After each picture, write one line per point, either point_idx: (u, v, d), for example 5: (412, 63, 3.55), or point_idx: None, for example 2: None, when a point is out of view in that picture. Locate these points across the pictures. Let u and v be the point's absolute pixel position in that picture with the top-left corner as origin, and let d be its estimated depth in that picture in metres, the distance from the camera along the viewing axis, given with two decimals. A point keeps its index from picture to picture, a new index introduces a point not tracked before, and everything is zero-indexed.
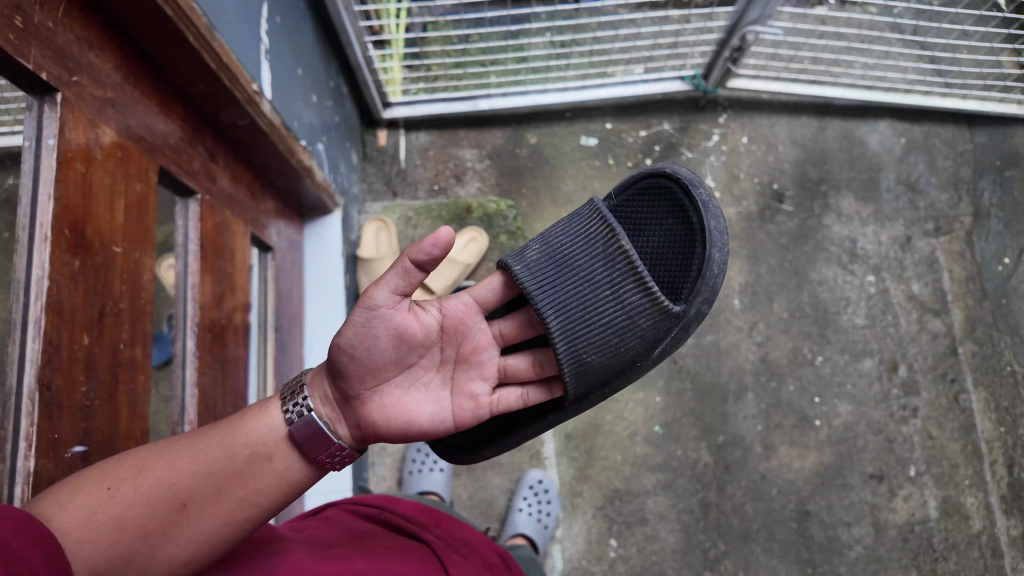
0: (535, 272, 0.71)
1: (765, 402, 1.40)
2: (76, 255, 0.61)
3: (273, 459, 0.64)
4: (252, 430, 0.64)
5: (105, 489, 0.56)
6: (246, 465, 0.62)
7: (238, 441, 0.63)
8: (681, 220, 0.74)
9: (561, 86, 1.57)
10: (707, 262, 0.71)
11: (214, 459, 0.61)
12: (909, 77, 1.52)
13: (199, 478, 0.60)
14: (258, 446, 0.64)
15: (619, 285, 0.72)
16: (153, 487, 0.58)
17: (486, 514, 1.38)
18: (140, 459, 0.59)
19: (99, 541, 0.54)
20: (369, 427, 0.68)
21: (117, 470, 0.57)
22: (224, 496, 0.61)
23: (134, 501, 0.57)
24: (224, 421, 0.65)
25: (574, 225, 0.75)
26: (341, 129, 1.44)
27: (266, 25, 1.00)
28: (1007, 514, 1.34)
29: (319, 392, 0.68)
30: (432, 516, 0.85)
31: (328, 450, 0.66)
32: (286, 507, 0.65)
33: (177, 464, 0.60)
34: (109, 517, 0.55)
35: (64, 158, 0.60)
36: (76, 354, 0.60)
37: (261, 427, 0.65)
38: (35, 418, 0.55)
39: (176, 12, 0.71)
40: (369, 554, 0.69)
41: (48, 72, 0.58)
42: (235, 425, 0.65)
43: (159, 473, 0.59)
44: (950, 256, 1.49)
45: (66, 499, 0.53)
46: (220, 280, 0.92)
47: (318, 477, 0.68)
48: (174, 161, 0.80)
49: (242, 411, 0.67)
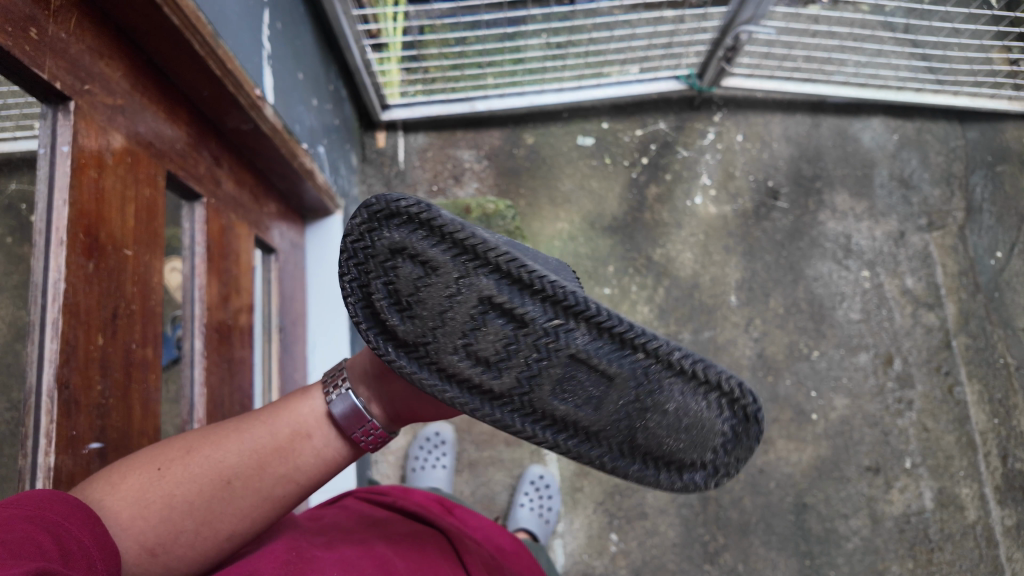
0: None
1: (762, 397, 1.42)
2: (90, 258, 0.62)
3: (313, 437, 0.65)
4: (294, 410, 0.65)
5: (155, 469, 0.60)
6: (287, 443, 0.63)
7: (281, 421, 0.64)
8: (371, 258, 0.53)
9: (557, 87, 1.60)
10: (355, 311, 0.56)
11: (257, 438, 0.63)
12: (901, 74, 1.54)
13: (241, 457, 0.62)
14: (300, 423, 0.64)
15: None
16: (199, 467, 0.61)
17: (489, 509, 1.40)
18: (190, 441, 0.63)
19: (149, 518, 0.58)
20: (400, 405, 0.66)
21: (167, 451, 0.61)
22: (265, 473, 0.62)
23: (181, 479, 0.60)
24: (273, 404, 0.66)
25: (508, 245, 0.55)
26: (341, 132, 1.46)
27: (268, 31, 1.02)
28: (1002, 504, 1.36)
29: (358, 368, 0.65)
30: (445, 504, 0.88)
31: (363, 427, 0.64)
32: (326, 482, 0.66)
33: (222, 444, 0.62)
34: (158, 495, 0.59)
35: (78, 164, 0.62)
36: (92, 353, 0.62)
37: (304, 405, 0.65)
38: (54, 416, 0.57)
39: (183, 22, 0.73)
40: (387, 538, 0.71)
41: (62, 82, 0.60)
42: (281, 404, 0.66)
43: (206, 454, 0.62)
44: (942, 251, 1.51)
45: (118, 479, 0.58)
46: (225, 282, 0.94)
47: (357, 454, 0.67)
48: (181, 166, 0.82)
49: (291, 393, 0.68)
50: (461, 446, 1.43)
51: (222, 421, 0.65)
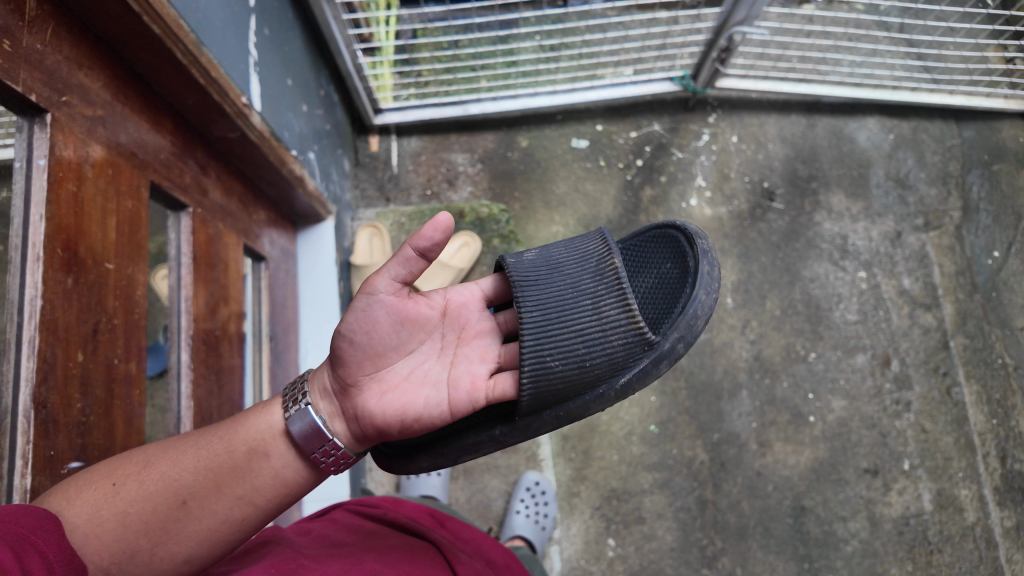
0: (519, 261, 0.73)
1: (759, 399, 1.41)
2: (69, 274, 0.61)
3: (271, 458, 0.65)
4: (252, 427, 0.66)
5: (110, 485, 0.58)
6: (243, 461, 0.64)
7: (238, 438, 0.65)
8: (670, 247, 0.76)
9: (551, 89, 1.58)
10: (702, 256, 0.72)
11: (213, 456, 0.63)
12: (896, 73, 1.52)
13: (199, 475, 0.62)
14: (257, 441, 0.65)
15: (602, 300, 0.71)
16: (155, 484, 0.60)
17: (484, 516, 1.40)
18: (146, 456, 0.62)
19: (104, 537, 0.57)
20: (363, 417, 0.67)
21: (123, 466, 0.60)
22: (222, 494, 0.62)
23: (138, 496, 0.59)
24: (225, 420, 0.67)
25: (575, 243, 0.77)
26: (332, 137, 1.44)
27: (255, 38, 1.01)
28: (1001, 505, 1.35)
29: (319, 384, 0.70)
30: (437, 516, 0.87)
31: (323, 447, 0.66)
32: (284, 504, 0.66)
33: (178, 462, 0.62)
34: (112, 512, 0.58)
35: (55, 177, 0.61)
36: (71, 371, 0.61)
37: (261, 423, 0.66)
38: (30, 436, 0.56)
39: (164, 30, 0.72)
40: (376, 551, 0.70)
41: (37, 94, 0.59)
42: (237, 421, 0.67)
43: (162, 470, 0.61)
44: (940, 250, 1.50)
45: (73, 493, 0.56)
46: (213, 291, 0.93)
47: (317, 478, 0.68)
48: (165, 176, 0.81)
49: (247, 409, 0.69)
50: None
51: (176, 437, 0.65)
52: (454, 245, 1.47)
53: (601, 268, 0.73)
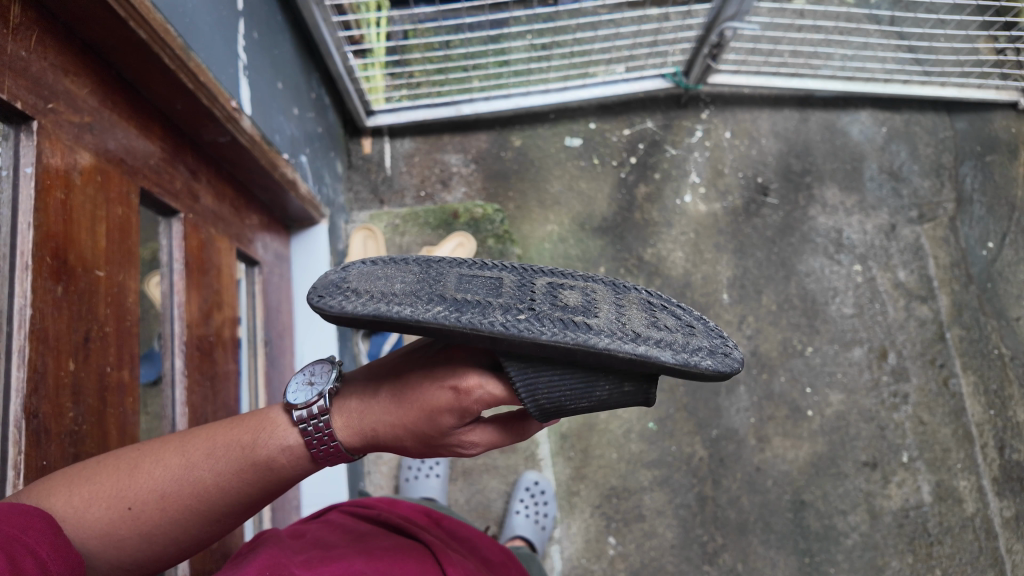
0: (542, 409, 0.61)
1: (757, 395, 1.41)
2: (59, 282, 0.61)
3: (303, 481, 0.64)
4: (276, 464, 0.61)
5: (125, 509, 0.58)
6: (274, 489, 0.62)
7: (263, 476, 0.61)
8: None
9: (543, 88, 1.58)
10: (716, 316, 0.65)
11: (240, 491, 0.61)
12: (887, 66, 1.55)
13: (228, 504, 0.61)
14: (287, 475, 0.62)
15: None
16: (176, 510, 0.59)
17: (484, 516, 1.40)
18: (158, 480, 0.59)
19: (128, 549, 0.59)
20: None
21: (134, 488, 0.58)
22: (255, 510, 0.63)
23: (160, 521, 0.59)
24: (241, 450, 0.60)
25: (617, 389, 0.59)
26: (324, 140, 1.44)
27: (243, 41, 1.00)
28: (1000, 496, 1.36)
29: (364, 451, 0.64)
30: (433, 516, 0.87)
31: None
32: None
33: (201, 494, 0.60)
34: (132, 530, 0.58)
35: (43, 185, 0.60)
36: (62, 379, 0.60)
37: (281, 461, 0.61)
38: (22, 446, 0.55)
39: (151, 35, 0.71)
40: (368, 554, 0.70)
41: (23, 101, 0.59)
42: (256, 457, 0.60)
43: (178, 497, 0.59)
44: (935, 242, 1.50)
45: (82, 512, 0.56)
46: (206, 297, 0.92)
47: None
48: (155, 182, 0.80)
49: (258, 429, 0.61)
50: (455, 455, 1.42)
51: (185, 457, 0.60)
52: (449, 246, 1.48)
53: None
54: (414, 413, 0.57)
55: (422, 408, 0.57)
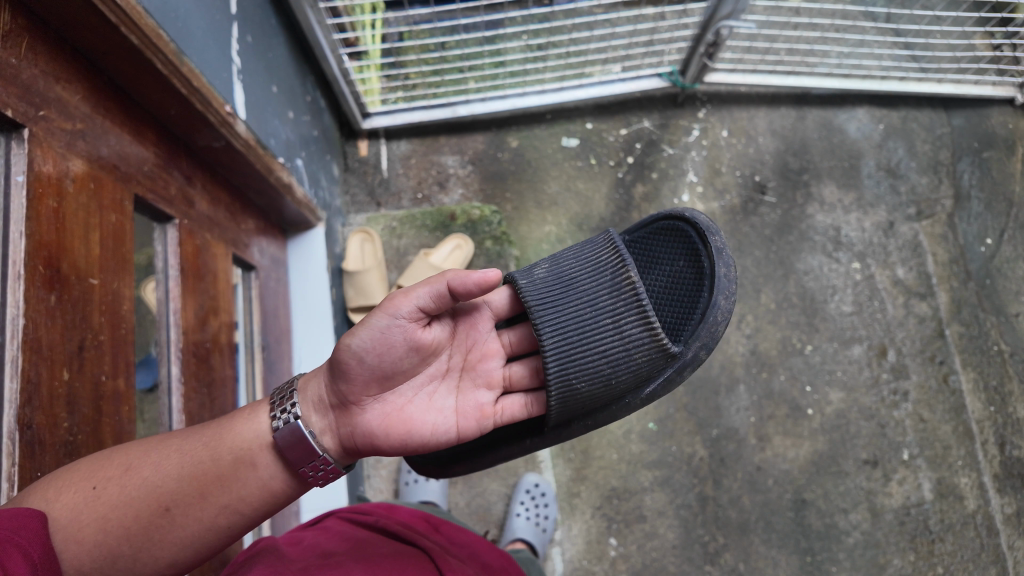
0: (531, 282, 0.76)
1: (756, 394, 1.41)
2: (51, 291, 0.60)
3: (258, 468, 0.67)
4: (239, 434, 0.67)
5: (90, 488, 0.57)
6: (230, 469, 0.65)
7: (224, 446, 0.65)
8: (682, 242, 0.79)
9: (539, 88, 1.57)
10: (716, 258, 0.76)
11: (199, 463, 0.64)
12: (884, 63, 1.53)
13: (183, 482, 0.62)
14: (245, 450, 0.66)
15: (622, 317, 0.75)
16: (137, 489, 0.60)
17: (484, 519, 1.39)
18: (128, 457, 0.61)
19: (82, 542, 0.57)
20: (356, 436, 0.71)
21: (105, 468, 0.59)
22: (207, 501, 0.63)
23: (118, 502, 0.59)
24: (212, 424, 0.67)
25: (586, 251, 0.79)
26: (320, 142, 1.44)
27: (237, 46, 1.00)
28: (1001, 492, 1.36)
29: (312, 396, 0.71)
30: (432, 522, 0.87)
31: (312, 462, 0.68)
32: (270, 513, 0.69)
33: (162, 467, 0.62)
34: (92, 517, 0.57)
35: (35, 194, 0.60)
36: (57, 390, 0.60)
37: (247, 430, 0.67)
38: (15, 458, 0.55)
39: (143, 41, 0.71)
40: (365, 561, 0.69)
41: (14, 109, 0.58)
42: (222, 428, 0.67)
43: (147, 475, 0.61)
44: (932, 239, 1.50)
45: (54, 494, 0.54)
46: (202, 303, 0.92)
47: (301, 490, 0.70)
48: (149, 188, 0.80)
49: (232, 413, 0.70)
50: None
51: (155, 436, 0.65)
52: (446, 248, 1.47)
53: (615, 280, 0.76)
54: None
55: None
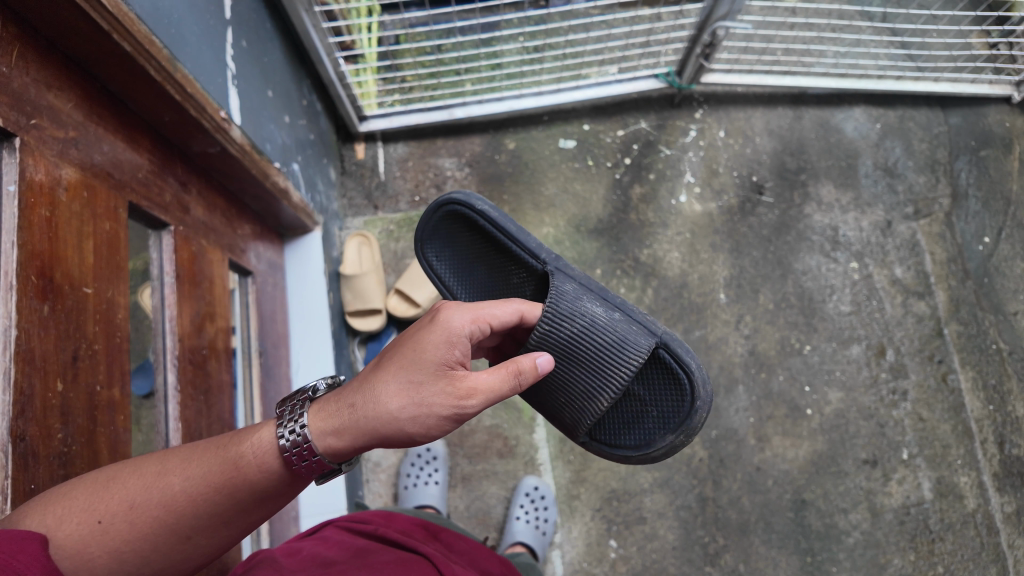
0: (548, 332, 0.74)
1: (755, 394, 1.40)
2: (45, 301, 0.60)
3: (282, 495, 0.63)
4: (255, 474, 0.61)
5: (96, 522, 0.56)
6: (249, 502, 0.61)
7: (240, 487, 0.60)
8: (671, 405, 0.78)
9: (537, 90, 1.56)
10: (664, 444, 0.78)
11: (214, 503, 0.59)
12: (880, 63, 1.54)
13: (199, 519, 0.59)
14: (263, 488, 0.61)
15: (572, 406, 0.79)
16: (149, 525, 0.58)
17: (484, 523, 1.39)
18: (132, 493, 0.58)
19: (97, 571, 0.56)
20: None
21: (106, 503, 0.57)
22: (230, 529, 0.62)
23: (130, 536, 0.57)
24: (220, 454, 0.61)
25: (608, 348, 0.75)
26: (317, 146, 1.43)
27: (231, 51, 0.99)
28: (1000, 491, 1.35)
29: (341, 451, 0.63)
30: (430, 529, 0.87)
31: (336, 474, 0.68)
32: None
33: (174, 506, 0.58)
34: (104, 549, 0.56)
35: (26, 203, 0.59)
36: (50, 401, 0.59)
37: (262, 470, 0.61)
38: (9, 471, 0.54)
39: (135, 48, 0.71)
40: (366, 569, 0.69)
41: (5, 117, 0.58)
42: (234, 463, 0.60)
43: (151, 511, 0.58)
44: (930, 238, 1.50)
45: (55, 528, 0.54)
46: (198, 309, 0.91)
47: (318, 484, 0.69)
48: (144, 195, 0.79)
49: (238, 437, 0.62)
50: (454, 461, 1.41)
51: (159, 468, 0.59)
52: None
53: (594, 387, 0.76)
54: (410, 361, 0.63)
55: (416, 353, 0.63)
